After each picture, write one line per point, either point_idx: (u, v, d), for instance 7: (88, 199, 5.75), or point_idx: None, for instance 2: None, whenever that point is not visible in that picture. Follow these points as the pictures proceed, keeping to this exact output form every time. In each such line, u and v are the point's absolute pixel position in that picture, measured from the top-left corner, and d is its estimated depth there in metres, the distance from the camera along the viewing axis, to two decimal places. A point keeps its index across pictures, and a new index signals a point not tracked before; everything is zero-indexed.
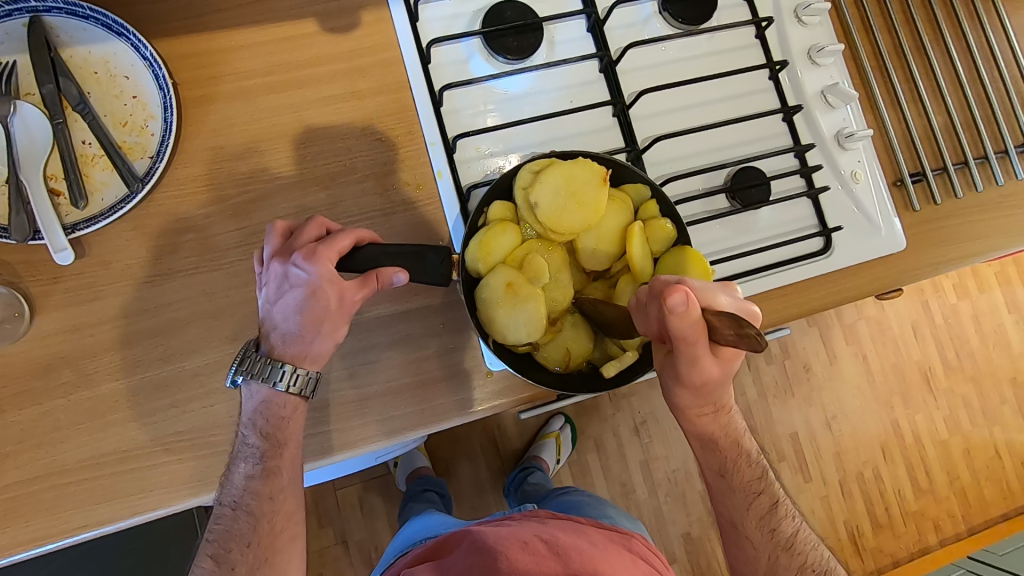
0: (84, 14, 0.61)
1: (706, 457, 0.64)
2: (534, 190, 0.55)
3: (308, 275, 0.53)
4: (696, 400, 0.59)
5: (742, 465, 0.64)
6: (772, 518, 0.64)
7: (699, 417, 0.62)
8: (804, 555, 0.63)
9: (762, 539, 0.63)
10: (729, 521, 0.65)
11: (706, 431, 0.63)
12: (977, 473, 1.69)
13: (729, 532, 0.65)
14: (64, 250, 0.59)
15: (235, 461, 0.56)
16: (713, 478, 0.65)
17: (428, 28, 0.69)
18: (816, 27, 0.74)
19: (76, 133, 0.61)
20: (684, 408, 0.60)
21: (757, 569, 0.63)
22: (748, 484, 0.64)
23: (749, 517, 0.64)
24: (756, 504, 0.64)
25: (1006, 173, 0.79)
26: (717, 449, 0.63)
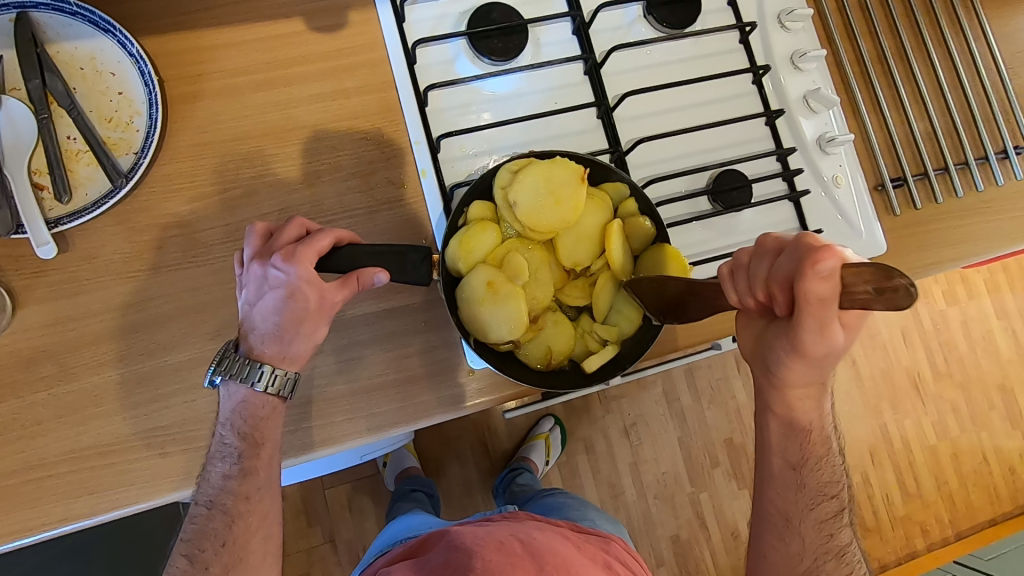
0: (70, 10, 0.61)
1: (788, 445, 0.61)
2: (512, 189, 0.56)
3: (287, 276, 0.53)
4: (807, 383, 0.55)
5: (822, 465, 0.61)
6: (830, 524, 0.62)
7: (800, 402, 0.57)
8: (850, 566, 0.62)
9: (815, 540, 0.62)
10: (781, 514, 0.63)
11: (801, 418, 0.59)
12: (965, 478, 1.70)
13: (777, 525, 0.63)
14: (46, 244, 0.59)
15: (211, 460, 0.56)
16: (782, 468, 0.62)
17: (415, 29, 0.69)
18: (799, 32, 0.75)
19: (61, 128, 0.61)
20: (788, 386, 0.55)
21: (796, 567, 0.62)
22: (821, 486, 0.62)
23: (810, 517, 0.62)
24: (821, 507, 0.62)
25: (985, 178, 0.80)
26: (802, 440, 0.60)
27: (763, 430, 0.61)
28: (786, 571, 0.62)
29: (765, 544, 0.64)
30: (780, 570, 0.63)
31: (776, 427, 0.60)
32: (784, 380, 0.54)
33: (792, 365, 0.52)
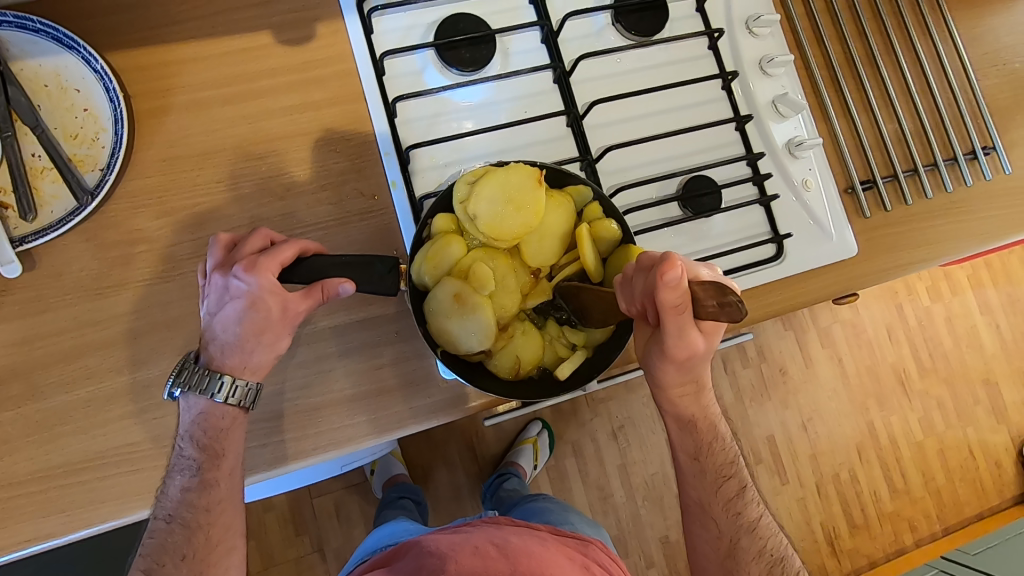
0: (33, 28, 0.61)
1: (683, 439, 0.66)
2: (472, 202, 0.56)
3: (248, 287, 0.53)
4: (679, 376, 0.61)
5: (716, 448, 0.66)
6: (738, 503, 0.65)
7: (680, 398, 0.64)
8: (764, 540, 0.65)
9: (728, 521, 0.65)
10: (695, 503, 0.66)
11: (687, 411, 0.65)
12: (951, 474, 1.71)
13: (695, 513, 0.66)
14: (11, 263, 0.59)
15: (170, 473, 0.55)
16: (685, 460, 0.66)
17: (383, 40, 0.69)
18: (768, 37, 0.76)
19: (27, 146, 0.61)
20: (667, 386, 0.62)
21: (719, 550, 0.65)
22: (720, 468, 0.66)
23: (717, 499, 0.65)
24: (724, 487, 0.66)
25: (955, 179, 0.81)
26: (695, 431, 0.65)
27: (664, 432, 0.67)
28: (714, 554, 0.65)
29: (693, 532, 0.67)
30: (710, 553, 0.66)
31: (672, 425, 0.66)
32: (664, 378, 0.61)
33: (670, 366, 0.60)
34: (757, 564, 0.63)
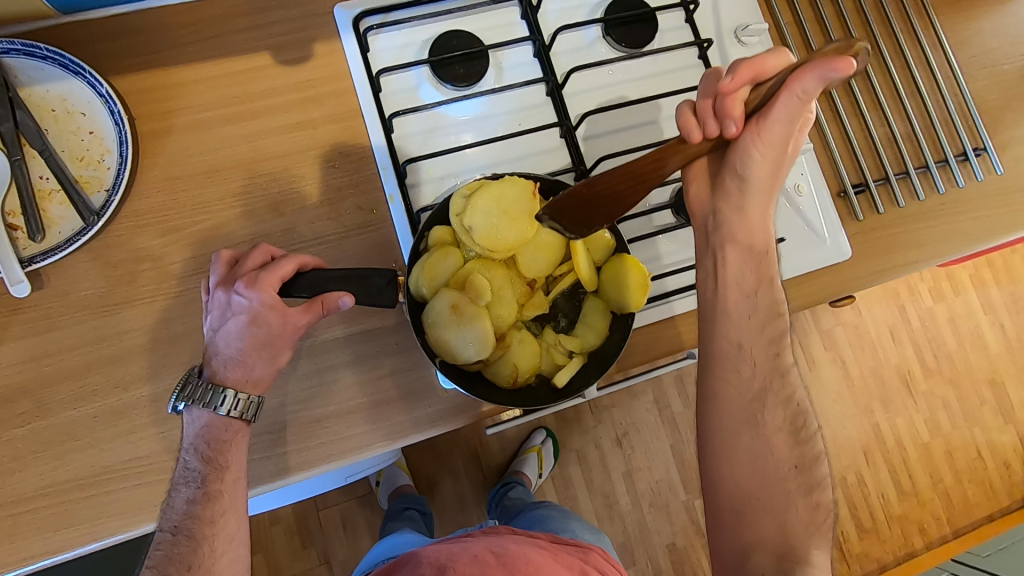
0: (40, 55, 0.62)
1: (739, 261, 0.58)
2: (467, 214, 0.57)
3: (249, 303, 0.54)
4: (761, 194, 0.56)
5: (770, 287, 0.59)
6: (778, 342, 0.59)
7: (751, 218, 0.57)
8: (794, 392, 0.59)
9: (764, 356, 0.58)
10: (731, 342, 0.58)
11: (756, 238, 0.58)
12: (959, 475, 1.70)
13: (729, 355, 0.58)
14: (20, 283, 0.61)
15: (176, 486, 0.55)
16: (735, 292, 0.58)
17: (379, 58, 0.71)
18: (756, 47, 0.78)
19: (34, 169, 0.63)
20: (744, 211, 0.56)
21: (748, 394, 0.58)
22: (768, 321, 0.59)
23: (757, 334, 0.59)
24: (769, 325, 0.59)
25: (947, 181, 0.82)
26: (755, 274, 0.58)
27: (718, 258, 0.59)
28: (739, 402, 0.58)
29: (716, 374, 0.58)
30: (735, 401, 0.58)
31: (734, 251, 0.58)
32: (749, 192, 0.56)
33: (764, 167, 0.54)
34: (782, 412, 0.58)
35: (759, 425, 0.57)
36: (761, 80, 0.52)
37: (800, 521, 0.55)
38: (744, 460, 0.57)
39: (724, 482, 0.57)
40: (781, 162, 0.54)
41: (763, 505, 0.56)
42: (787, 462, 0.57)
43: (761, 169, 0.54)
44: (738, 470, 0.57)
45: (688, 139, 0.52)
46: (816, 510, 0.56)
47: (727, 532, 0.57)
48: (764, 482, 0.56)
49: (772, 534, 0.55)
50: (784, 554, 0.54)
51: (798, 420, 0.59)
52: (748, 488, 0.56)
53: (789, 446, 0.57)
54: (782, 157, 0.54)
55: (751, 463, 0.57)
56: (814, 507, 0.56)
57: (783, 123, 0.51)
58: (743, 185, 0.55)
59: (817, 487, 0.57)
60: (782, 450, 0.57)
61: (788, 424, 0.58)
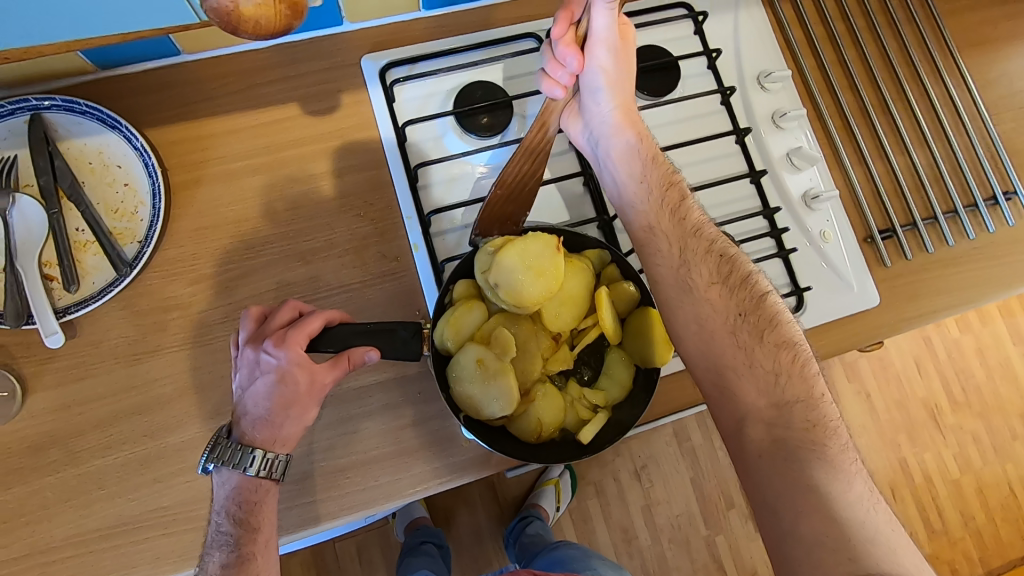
0: (79, 110, 0.65)
1: (623, 149, 0.64)
2: (492, 272, 0.57)
3: (278, 361, 0.55)
4: (618, 99, 0.64)
5: (659, 162, 0.65)
6: (681, 209, 0.63)
7: (621, 112, 0.65)
8: (710, 242, 0.61)
9: (672, 225, 0.62)
10: (642, 227, 0.63)
11: (625, 125, 0.65)
12: (991, 512, 1.65)
13: (642, 237, 0.63)
14: (55, 334, 0.61)
15: (209, 550, 0.55)
16: (628, 178, 0.64)
17: (404, 108, 0.72)
18: (779, 92, 0.78)
19: (71, 221, 0.64)
20: (609, 113, 0.65)
21: (667, 265, 0.60)
22: (664, 189, 0.63)
23: (660, 209, 0.63)
24: (666, 196, 0.63)
25: (977, 226, 0.80)
26: (642, 153, 0.64)
27: (607, 161, 0.66)
28: (666, 275, 0.60)
29: (644, 258, 0.62)
30: (664, 277, 0.60)
31: (613, 145, 0.65)
32: (609, 99, 0.64)
33: (607, 75, 0.63)
34: (705, 269, 0.59)
35: (690, 289, 0.58)
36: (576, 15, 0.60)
37: (767, 372, 0.55)
38: (695, 327, 0.57)
39: (688, 360, 0.58)
40: (621, 68, 0.63)
41: (734, 372, 0.55)
42: (729, 313, 0.57)
43: (608, 79, 0.63)
44: (692, 340, 0.57)
45: (553, 98, 0.62)
46: (778, 353, 0.56)
47: (719, 413, 0.56)
48: (714, 342, 0.56)
49: (754, 395, 0.54)
50: (775, 421, 0.53)
51: (725, 269, 0.59)
52: (708, 353, 0.56)
53: (724, 297, 0.58)
54: (620, 64, 0.63)
55: (697, 326, 0.57)
56: (778, 354, 0.55)
57: (605, 34, 0.60)
58: (600, 99, 0.64)
59: (769, 331, 0.56)
60: (719, 304, 0.57)
61: (716, 275, 0.59)
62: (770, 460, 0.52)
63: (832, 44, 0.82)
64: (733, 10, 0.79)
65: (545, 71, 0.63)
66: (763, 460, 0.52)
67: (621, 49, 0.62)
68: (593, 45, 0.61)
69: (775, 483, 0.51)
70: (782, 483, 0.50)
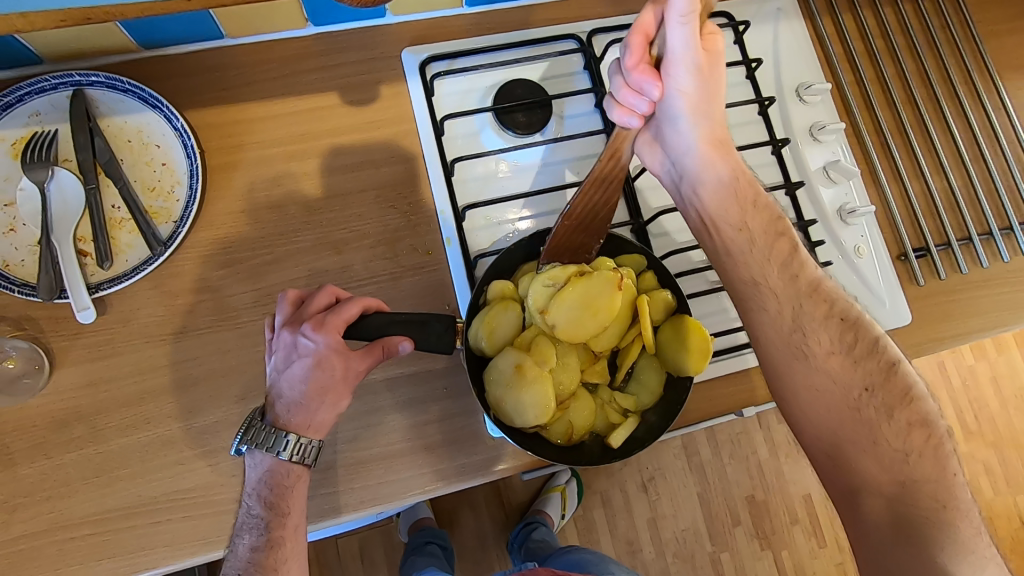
0: (122, 87, 0.65)
1: (719, 198, 0.62)
2: (549, 312, 0.56)
3: (316, 345, 0.54)
4: (703, 127, 0.61)
5: (764, 212, 0.62)
6: (793, 264, 0.61)
7: (711, 154, 0.62)
8: (828, 304, 0.60)
9: (783, 284, 0.60)
10: (746, 280, 0.61)
11: (721, 169, 0.62)
12: (1002, 544, 1.62)
13: (748, 292, 0.61)
14: (86, 309, 0.62)
15: (239, 532, 0.55)
16: (731, 230, 0.62)
17: (443, 102, 0.72)
18: (818, 105, 0.78)
19: (107, 198, 0.64)
20: (696, 147, 0.62)
21: (780, 329, 0.59)
22: (771, 241, 0.62)
23: (768, 263, 0.61)
24: (775, 250, 0.61)
25: (1011, 249, 0.80)
26: (743, 200, 0.62)
27: (696, 204, 0.64)
28: (777, 339, 0.59)
29: (747, 314, 0.61)
30: (773, 338, 0.59)
31: (708, 190, 0.63)
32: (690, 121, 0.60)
33: (689, 98, 0.59)
34: (824, 336, 0.59)
35: (807, 357, 0.58)
36: (649, 31, 0.56)
37: (895, 449, 0.56)
38: (812, 399, 0.58)
39: (803, 431, 0.59)
40: (707, 90, 0.59)
41: (856, 446, 0.56)
42: (856, 386, 0.57)
43: (689, 102, 0.59)
44: (812, 411, 0.58)
45: (626, 127, 0.58)
46: (908, 430, 0.56)
47: (831, 479, 0.58)
48: (835, 416, 0.57)
49: (876, 470, 0.56)
50: (896, 497, 0.55)
51: (849, 337, 0.59)
52: (829, 426, 0.57)
53: (848, 367, 0.58)
54: (705, 85, 0.58)
55: (815, 397, 0.58)
56: (907, 430, 0.56)
57: (682, 52, 0.55)
58: (679, 122, 0.61)
59: (900, 407, 0.57)
60: (841, 375, 0.58)
61: (838, 344, 0.59)
62: (891, 536, 0.54)
63: (870, 60, 0.82)
64: (773, 22, 0.79)
65: (617, 100, 0.59)
66: (883, 535, 0.54)
67: (705, 67, 0.57)
68: (670, 66, 0.56)
69: (897, 559, 0.53)
70: (905, 560, 0.53)
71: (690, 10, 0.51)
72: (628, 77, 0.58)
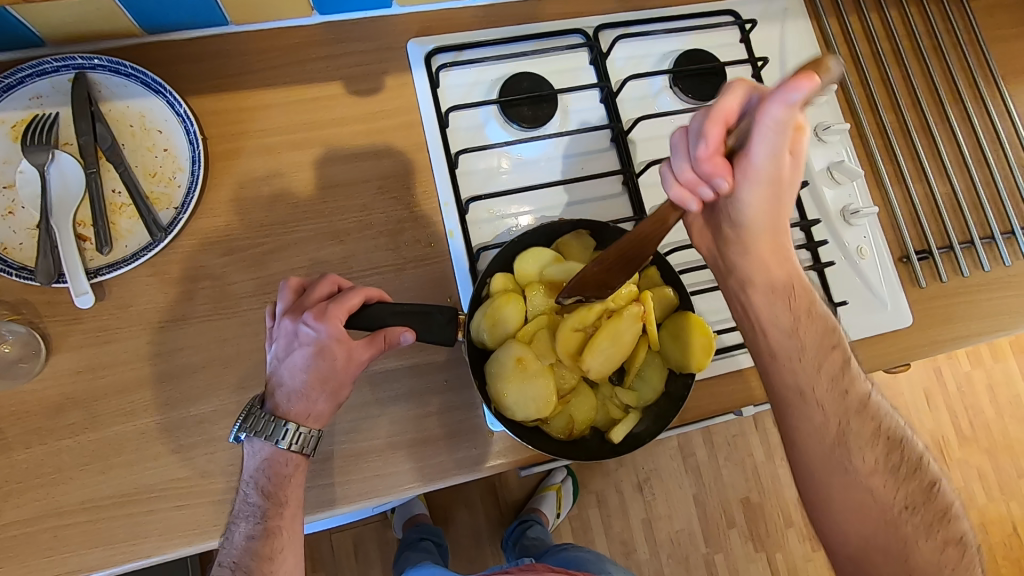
0: (125, 72, 0.64)
1: (771, 304, 0.57)
2: (586, 359, 0.56)
3: (317, 334, 0.54)
4: (765, 231, 0.53)
5: (816, 321, 0.58)
6: (844, 380, 0.58)
7: (768, 258, 0.56)
8: (876, 421, 0.57)
9: (834, 402, 0.57)
10: (793, 391, 0.57)
11: (777, 275, 0.57)
12: (994, 551, 1.62)
13: (794, 403, 0.57)
14: (84, 294, 0.61)
15: (235, 520, 0.55)
16: (779, 338, 0.58)
17: (448, 94, 0.72)
18: (823, 106, 0.78)
19: (108, 183, 0.64)
20: (752, 250, 0.55)
21: (826, 443, 0.56)
22: (821, 354, 0.58)
23: (817, 379, 0.57)
24: (828, 365, 0.58)
25: (1013, 253, 0.80)
26: (794, 306, 0.58)
27: (743, 301, 0.59)
28: (821, 454, 0.56)
29: (790, 426, 0.58)
30: (814, 452, 0.57)
31: (759, 295, 0.57)
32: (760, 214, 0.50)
33: (760, 200, 0.49)
34: (870, 451, 0.56)
35: (850, 472, 0.56)
36: (731, 119, 0.44)
37: (929, 565, 0.55)
38: (848, 514, 0.55)
39: (836, 543, 0.57)
40: (781, 194, 0.49)
41: (891, 562, 0.54)
42: (896, 504, 0.56)
43: (761, 197, 0.49)
44: (849, 524, 0.56)
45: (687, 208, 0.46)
46: (943, 548, 0.55)
47: None
48: (870, 532, 0.55)
49: None
50: None
51: (894, 455, 0.57)
52: (864, 543, 0.55)
53: (891, 487, 0.56)
54: (783, 188, 0.48)
55: (856, 512, 0.55)
56: (943, 547, 0.55)
57: (767, 156, 0.44)
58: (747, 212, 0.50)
59: (936, 526, 0.56)
60: (883, 492, 0.56)
61: (883, 462, 0.57)
62: None
63: (876, 61, 0.82)
64: (780, 22, 0.79)
65: (674, 180, 0.47)
66: None
67: (791, 164, 0.46)
68: (747, 160, 0.45)
69: None
70: None
71: (788, 119, 0.40)
72: (693, 165, 0.46)
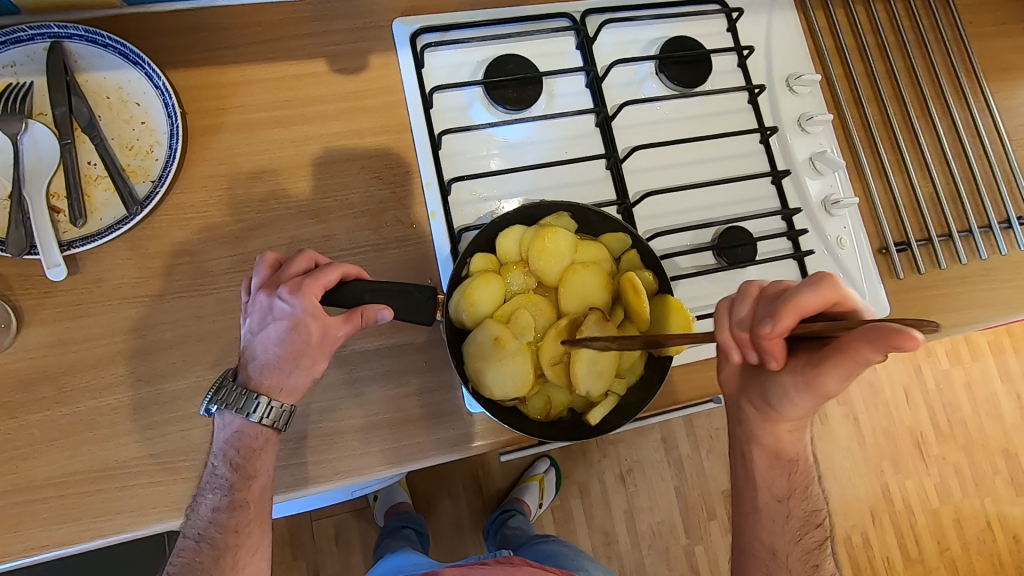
0: (102, 43, 0.63)
1: (772, 472, 0.59)
2: (577, 382, 0.55)
3: (292, 309, 0.53)
4: (791, 419, 0.55)
5: (804, 500, 0.60)
6: (815, 554, 0.60)
7: (783, 434, 0.57)
8: None
9: (801, 569, 0.59)
10: (765, 545, 0.60)
11: (788, 449, 0.58)
12: (967, 545, 1.65)
13: (763, 559, 0.60)
14: (57, 266, 0.60)
15: (202, 491, 0.55)
16: (768, 501, 0.60)
17: (433, 75, 0.71)
18: (807, 96, 0.78)
19: (83, 154, 0.62)
20: (776, 421, 0.56)
21: None
22: (802, 524, 0.60)
23: (792, 544, 0.60)
24: (806, 537, 0.60)
25: (989, 248, 0.81)
26: (793, 475, 0.59)
27: (747, 459, 0.59)
28: None
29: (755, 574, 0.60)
30: None
31: (762, 460, 0.59)
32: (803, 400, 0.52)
33: (806, 391, 0.51)
34: None
35: None
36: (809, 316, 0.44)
37: None
38: None
39: None
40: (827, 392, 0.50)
41: None
42: None
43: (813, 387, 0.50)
44: None
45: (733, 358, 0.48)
46: None
47: None
48: None
49: None
50: None
51: None
52: None
53: None
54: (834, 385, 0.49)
55: None
56: None
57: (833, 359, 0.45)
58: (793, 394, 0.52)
59: None
60: None
61: None
62: None
63: (861, 54, 0.82)
64: (767, 12, 0.80)
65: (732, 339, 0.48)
66: None
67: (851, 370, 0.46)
68: None
69: None
70: None
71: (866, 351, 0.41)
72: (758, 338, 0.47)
